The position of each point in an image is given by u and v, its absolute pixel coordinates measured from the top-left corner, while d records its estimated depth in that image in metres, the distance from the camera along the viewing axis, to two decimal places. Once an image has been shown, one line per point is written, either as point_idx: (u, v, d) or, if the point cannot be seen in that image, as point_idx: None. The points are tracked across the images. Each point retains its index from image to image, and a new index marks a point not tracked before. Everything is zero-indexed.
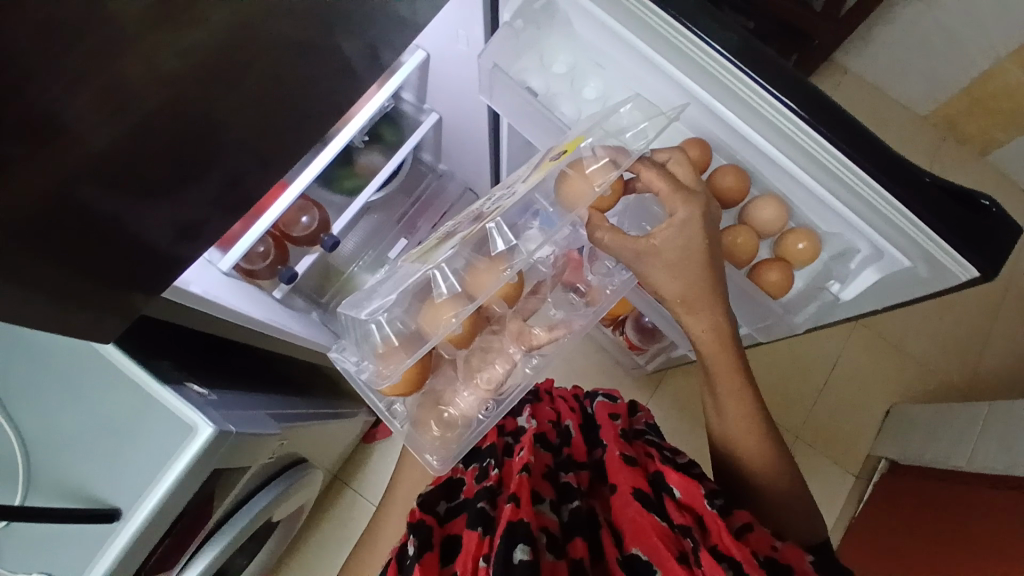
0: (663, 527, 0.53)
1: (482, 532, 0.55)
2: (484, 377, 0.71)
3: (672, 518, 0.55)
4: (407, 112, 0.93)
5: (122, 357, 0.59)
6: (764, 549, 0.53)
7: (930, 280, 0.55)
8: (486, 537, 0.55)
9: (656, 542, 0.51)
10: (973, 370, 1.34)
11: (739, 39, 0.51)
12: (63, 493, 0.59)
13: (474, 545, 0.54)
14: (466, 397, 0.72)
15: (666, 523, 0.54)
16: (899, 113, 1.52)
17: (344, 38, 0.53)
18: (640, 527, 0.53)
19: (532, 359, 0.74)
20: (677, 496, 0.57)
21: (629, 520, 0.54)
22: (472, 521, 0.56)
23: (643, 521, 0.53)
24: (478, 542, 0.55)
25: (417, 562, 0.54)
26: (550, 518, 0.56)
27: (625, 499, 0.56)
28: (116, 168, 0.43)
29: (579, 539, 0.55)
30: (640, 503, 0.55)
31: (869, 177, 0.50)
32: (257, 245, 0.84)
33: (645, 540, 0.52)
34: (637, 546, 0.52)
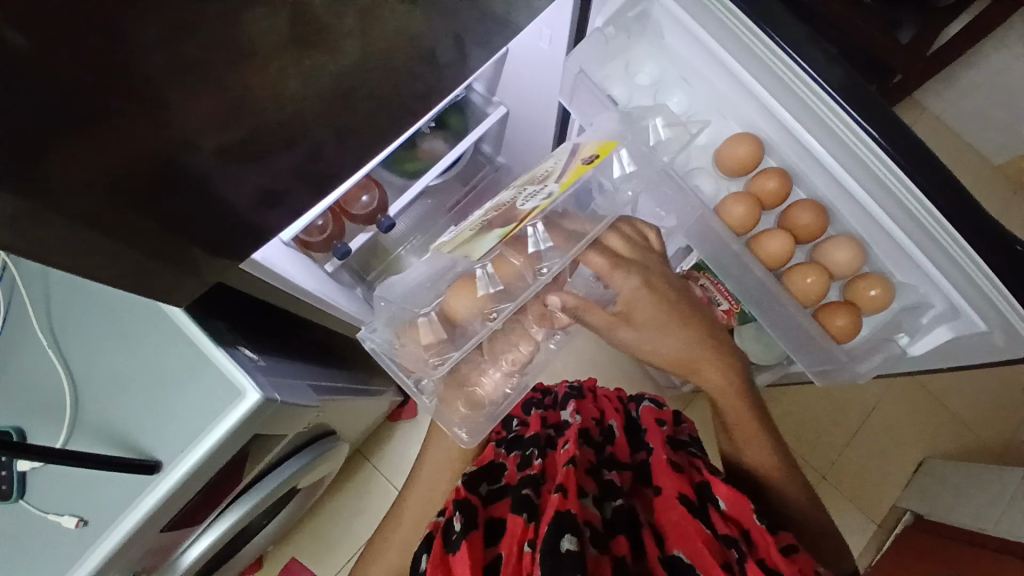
0: (708, 534, 0.53)
1: (527, 518, 0.55)
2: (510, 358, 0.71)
3: (717, 527, 0.54)
4: (475, 101, 0.92)
5: (182, 317, 0.61)
6: (809, 571, 0.52)
7: (1006, 348, 0.53)
8: (532, 523, 0.55)
9: (701, 546, 0.51)
10: (1014, 435, 1.30)
11: (843, 75, 0.50)
12: (107, 439, 0.60)
13: (519, 530, 0.54)
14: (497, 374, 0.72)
15: (711, 531, 0.53)
16: (970, 160, 1.47)
17: (437, 27, 0.52)
18: (684, 531, 0.53)
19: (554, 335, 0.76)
20: (722, 507, 0.56)
21: (671, 523, 0.54)
22: (516, 506, 0.56)
23: (687, 525, 0.53)
24: (524, 526, 0.54)
25: (464, 539, 0.54)
26: (592, 512, 0.56)
27: (670, 502, 0.55)
28: (209, 134, 0.43)
29: (623, 537, 0.54)
30: (686, 507, 0.55)
31: (964, 241, 0.49)
32: (317, 218, 0.85)
33: (689, 543, 0.52)
34: (679, 549, 0.52)
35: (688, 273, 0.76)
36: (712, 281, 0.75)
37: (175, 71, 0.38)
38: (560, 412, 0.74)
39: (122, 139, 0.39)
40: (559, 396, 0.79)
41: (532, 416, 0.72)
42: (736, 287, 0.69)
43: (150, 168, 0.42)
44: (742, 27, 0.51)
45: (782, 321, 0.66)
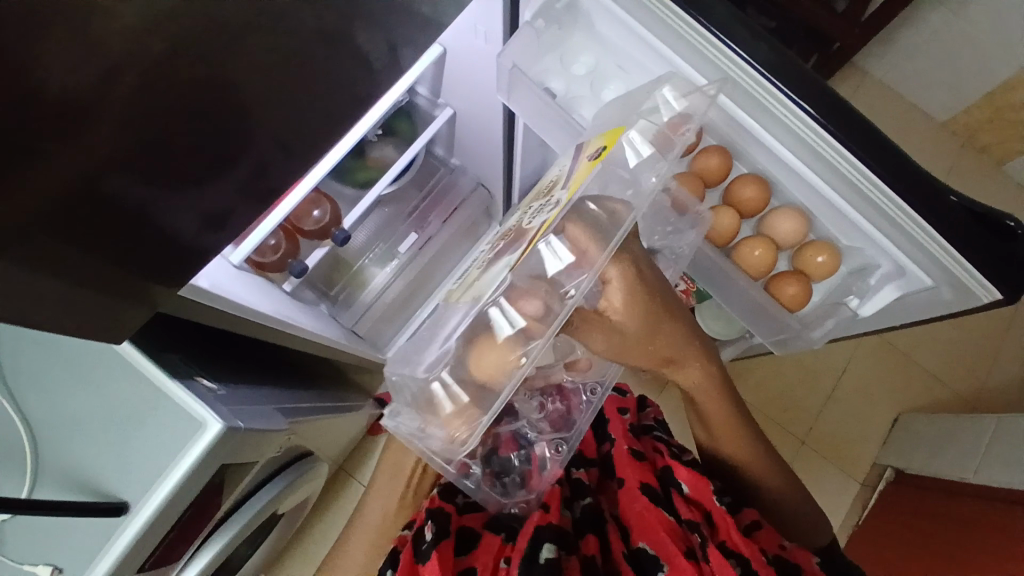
0: (670, 521, 0.53)
1: (505, 538, 0.58)
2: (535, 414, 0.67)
3: (680, 513, 0.54)
4: (421, 104, 0.92)
5: (134, 353, 0.59)
6: (770, 547, 0.54)
7: (953, 301, 0.54)
8: (509, 542, 0.57)
9: (663, 536, 0.51)
10: (984, 383, 1.33)
11: (769, 50, 0.50)
12: (69, 485, 0.59)
13: (496, 549, 0.56)
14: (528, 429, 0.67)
15: (673, 518, 0.53)
16: (918, 118, 1.51)
17: (361, 35, 0.51)
18: (647, 521, 0.52)
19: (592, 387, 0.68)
20: (684, 491, 0.56)
21: (635, 515, 0.53)
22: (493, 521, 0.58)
23: (650, 516, 0.52)
24: (501, 544, 0.57)
25: (434, 548, 0.53)
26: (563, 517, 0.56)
27: (632, 493, 0.55)
28: (129, 168, 0.42)
29: (592, 536, 0.54)
30: (648, 497, 0.54)
31: (899, 200, 0.49)
32: (268, 238, 0.84)
33: (652, 534, 0.51)
34: (643, 540, 0.52)
35: None
36: None
37: (87, 106, 0.36)
38: None
39: (40, 179, 0.37)
40: None
41: None
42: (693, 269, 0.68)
43: (76, 206, 0.41)
44: (663, 9, 0.52)
45: (737, 297, 0.67)
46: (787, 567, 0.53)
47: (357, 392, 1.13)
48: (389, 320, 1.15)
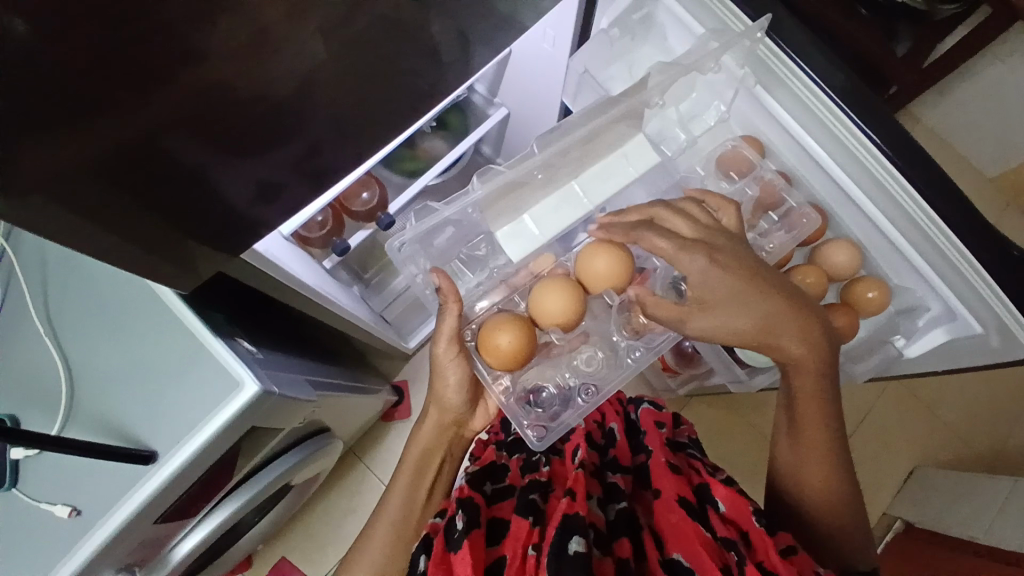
0: (707, 537, 0.53)
1: (533, 522, 0.55)
2: (582, 365, 0.76)
3: (716, 530, 0.54)
4: (477, 103, 0.94)
5: (181, 306, 0.61)
6: (808, 572, 0.53)
7: (1002, 350, 0.54)
8: (536, 528, 0.55)
9: (700, 550, 0.51)
10: (1004, 445, 1.31)
11: (846, 78, 0.50)
12: (102, 429, 0.60)
13: (524, 532, 0.54)
14: (569, 377, 0.76)
15: (709, 533, 0.53)
16: (965, 170, 1.50)
17: (440, 23, 0.52)
18: (684, 533, 0.53)
19: (635, 350, 0.75)
20: (721, 509, 0.57)
21: (670, 525, 0.54)
22: (522, 511, 0.56)
23: (686, 527, 0.53)
24: (530, 530, 0.54)
25: (466, 536, 0.53)
26: (597, 514, 0.56)
27: (669, 504, 0.56)
28: (207, 125, 0.43)
29: (626, 540, 0.54)
30: (684, 511, 0.55)
31: (962, 245, 0.49)
32: (317, 214, 0.86)
33: (687, 546, 0.52)
34: (677, 551, 0.52)
35: None
36: None
37: (185, 61, 0.38)
38: None
39: (129, 127, 0.39)
40: None
41: None
42: None
43: (156, 154, 0.42)
44: (748, 30, 0.52)
45: None
46: None
47: (377, 376, 1.14)
48: (414, 311, 1.16)
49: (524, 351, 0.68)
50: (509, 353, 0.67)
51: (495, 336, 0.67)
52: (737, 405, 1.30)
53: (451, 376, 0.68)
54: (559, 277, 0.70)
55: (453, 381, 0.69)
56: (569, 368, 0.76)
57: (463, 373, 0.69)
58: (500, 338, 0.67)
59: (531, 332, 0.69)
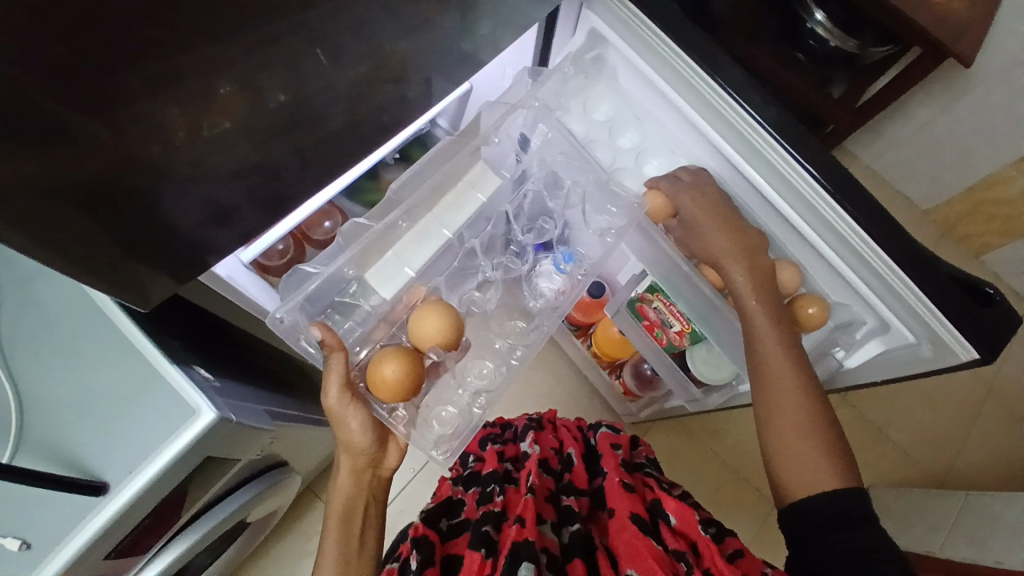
0: (658, 550, 0.53)
1: (485, 554, 0.55)
2: (474, 379, 0.76)
3: (667, 542, 0.55)
4: (439, 137, 0.96)
5: (138, 330, 0.60)
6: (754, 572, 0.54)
7: (932, 358, 0.57)
8: (489, 559, 0.54)
9: (651, 562, 0.51)
10: (950, 464, 1.37)
11: (779, 112, 0.55)
12: (49, 457, 0.58)
13: (477, 565, 0.54)
14: (462, 393, 0.76)
15: (661, 547, 0.54)
16: (902, 205, 1.59)
17: (405, 57, 0.55)
18: (636, 549, 0.53)
19: (515, 350, 0.78)
20: (672, 523, 0.58)
21: (624, 543, 0.54)
22: (472, 543, 0.56)
23: (638, 543, 0.53)
24: (481, 562, 0.54)
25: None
26: (550, 539, 0.57)
27: (622, 523, 0.56)
28: (174, 145, 0.44)
29: (578, 560, 0.54)
30: (637, 527, 0.55)
31: (889, 259, 0.53)
32: (277, 242, 0.85)
33: (640, 561, 0.51)
34: (631, 567, 0.52)
35: (642, 296, 0.76)
36: (665, 304, 0.76)
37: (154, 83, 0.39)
38: (518, 445, 0.76)
39: (91, 145, 0.39)
40: (520, 429, 0.80)
41: (488, 451, 0.74)
42: (687, 307, 0.71)
43: (120, 172, 0.42)
44: (686, 66, 0.56)
45: (727, 335, 0.69)
46: None
47: None
48: None
49: (411, 378, 0.67)
50: (397, 384, 0.66)
51: (381, 369, 0.66)
52: (697, 431, 1.33)
53: (353, 423, 0.68)
54: (436, 302, 0.71)
55: (356, 425, 0.68)
56: (463, 385, 0.76)
57: (363, 414, 0.68)
58: (386, 369, 0.66)
59: (415, 359, 0.69)
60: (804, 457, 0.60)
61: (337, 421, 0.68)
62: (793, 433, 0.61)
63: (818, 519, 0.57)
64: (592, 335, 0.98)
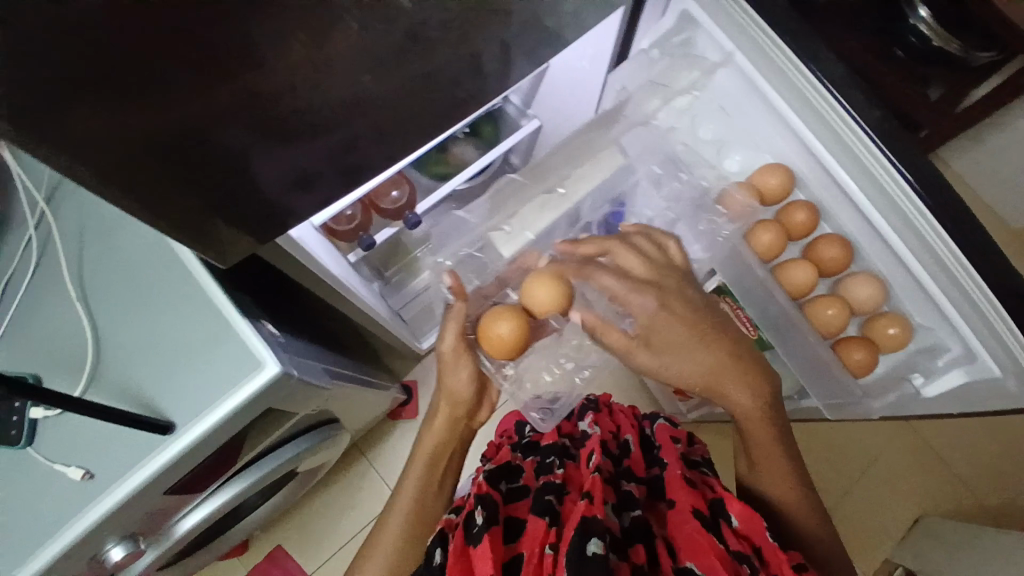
0: (721, 549, 0.51)
1: (550, 522, 0.53)
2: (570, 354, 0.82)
3: (731, 543, 0.53)
4: (510, 113, 0.95)
5: (211, 283, 0.63)
6: None
7: (1018, 397, 0.53)
8: (553, 527, 0.53)
9: (716, 561, 0.49)
10: (1014, 501, 1.29)
11: (881, 116, 0.52)
12: (121, 393, 0.62)
13: (541, 533, 0.52)
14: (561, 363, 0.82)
15: (724, 546, 0.52)
16: (992, 223, 1.49)
17: (488, 32, 0.54)
18: (699, 544, 0.51)
19: None
20: (733, 524, 0.55)
21: (686, 537, 0.53)
22: (539, 510, 0.54)
23: (701, 540, 0.51)
24: (546, 530, 0.52)
25: (485, 531, 0.53)
26: (613, 518, 0.54)
27: (685, 516, 0.54)
28: (261, 111, 0.45)
29: (640, 545, 0.52)
30: (700, 522, 0.53)
31: (985, 283, 0.49)
32: (347, 208, 0.87)
33: (702, 557, 0.50)
34: (692, 561, 0.50)
35: (709, 297, 0.75)
36: (733, 306, 0.72)
37: (248, 48, 0.39)
38: (575, 426, 0.74)
39: (185, 107, 0.40)
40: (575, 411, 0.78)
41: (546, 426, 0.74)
42: (759, 314, 0.70)
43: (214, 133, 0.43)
44: (785, 59, 0.53)
45: (799, 349, 0.67)
46: None
47: (387, 374, 1.14)
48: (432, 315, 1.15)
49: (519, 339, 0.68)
50: (509, 343, 0.69)
51: (496, 325, 0.69)
52: None
53: (465, 374, 0.69)
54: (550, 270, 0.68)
55: (464, 377, 0.69)
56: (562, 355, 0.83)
57: (472, 368, 0.70)
58: (501, 327, 0.68)
59: (528, 321, 0.70)
60: (806, 507, 0.62)
61: (447, 371, 0.70)
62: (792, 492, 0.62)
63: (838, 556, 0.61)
64: None
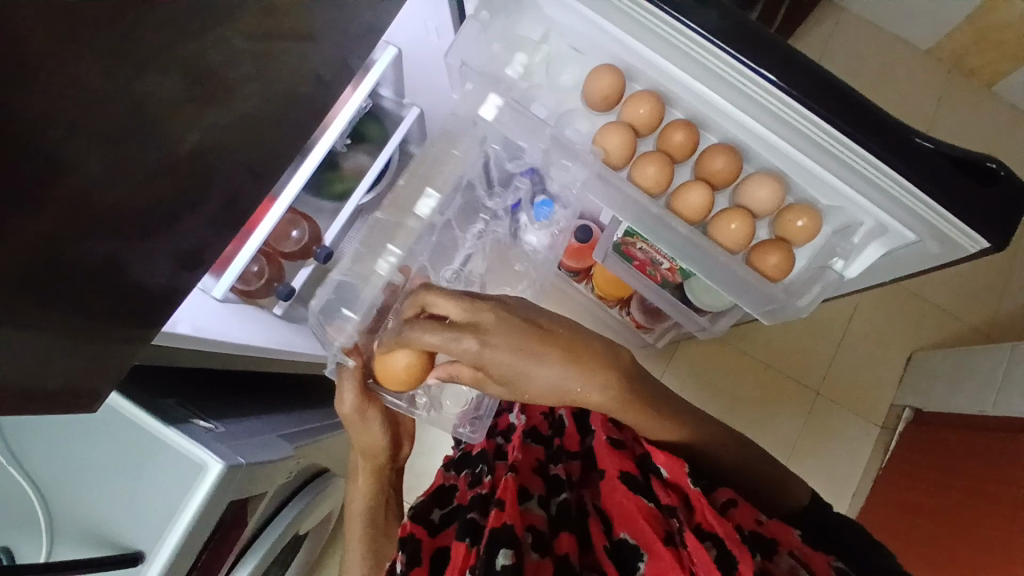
0: (648, 507, 0.51)
1: (471, 543, 0.51)
2: None
3: (659, 498, 0.52)
4: (388, 107, 0.90)
5: (127, 405, 0.59)
6: (751, 521, 0.51)
7: (941, 254, 0.52)
8: (474, 548, 0.51)
9: (643, 524, 0.49)
10: (994, 312, 1.30)
11: (722, 16, 0.47)
12: (87, 541, 0.60)
13: (462, 556, 0.50)
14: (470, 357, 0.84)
15: (652, 504, 0.51)
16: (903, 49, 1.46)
17: (286, 66, 0.49)
18: (627, 511, 0.51)
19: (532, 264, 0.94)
20: (663, 475, 0.54)
21: (616, 505, 0.52)
22: (459, 533, 0.52)
23: (628, 504, 0.51)
24: (466, 553, 0.50)
25: None
26: (536, 515, 0.53)
27: (612, 484, 0.54)
28: (67, 237, 0.40)
29: (566, 533, 0.51)
30: (627, 486, 0.53)
31: (869, 154, 0.47)
32: (250, 264, 0.81)
33: (633, 523, 0.50)
34: (625, 531, 0.50)
35: (625, 240, 0.72)
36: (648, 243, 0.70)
37: (20, 183, 0.36)
38: (508, 417, 0.75)
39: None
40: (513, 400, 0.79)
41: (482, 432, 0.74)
42: (667, 247, 0.66)
43: (33, 275, 0.40)
44: None
45: (718, 270, 0.64)
46: (766, 540, 0.49)
47: None
48: None
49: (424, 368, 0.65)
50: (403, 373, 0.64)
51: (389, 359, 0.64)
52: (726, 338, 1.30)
53: (377, 427, 0.70)
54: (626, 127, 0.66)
55: (377, 430, 0.70)
56: None
57: (382, 417, 0.70)
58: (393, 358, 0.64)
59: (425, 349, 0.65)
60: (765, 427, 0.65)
61: (359, 429, 0.70)
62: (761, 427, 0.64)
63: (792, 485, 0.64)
64: (592, 277, 0.95)
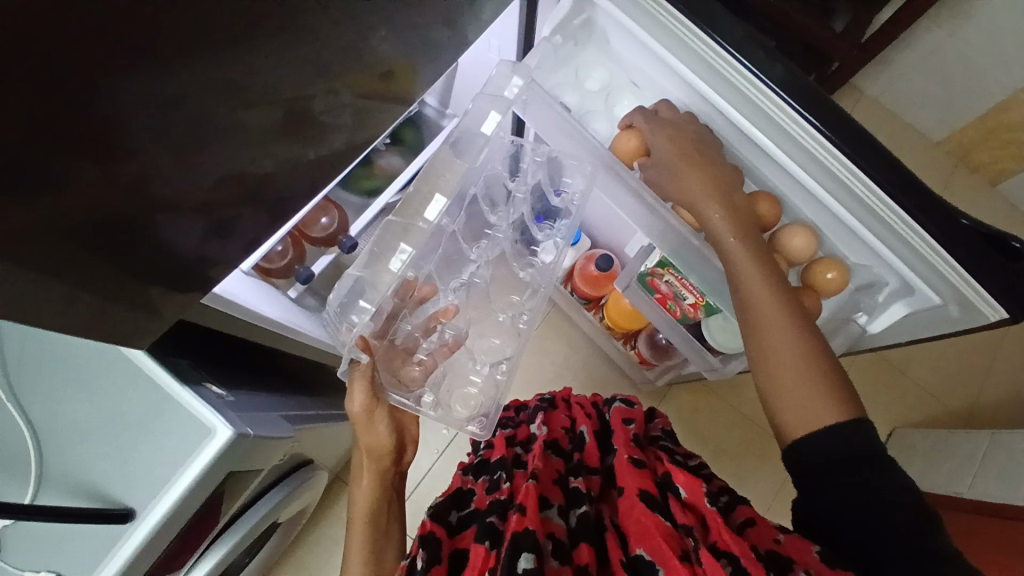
0: (666, 526, 0.51)
1: (490, 546, 0.53)
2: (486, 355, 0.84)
3: (676, 518, 0.53)
4: (429, 115, 0.94)
5: (144, 359, 0.59)
6: (769, 539, 0.54)
7: (961, 319, 0.56)
8: (492, 552, 0.53)
9: (660, 541, 0.50)
10: (973, 398, 1.35)
11: (786, 70, 0.51)
12: (75, 493, 0.58)
13: (481, 558, 0.53)
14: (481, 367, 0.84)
15: (670, 523, 0.52)
16: (913, 137, 1.53)
17: (377, 46, 0.51)
18: (645, 528, 0.51)
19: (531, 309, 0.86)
20: (682, 496, 0.55)
21: (634, 522, 0.53)
22: (479, 535, 0.55)
23: (646, 521, 0.52)
24: (485, 556, 0.53)
25: None
26: (556, 525, 0.55)
27: (630, 501, 0.54)
28: (158, 184, 0.41)
29: (585, 545, 0.53)
30: (646, 503, 0.53)
31: (908, 217, 0.50)
32: (275, 244, 0.82)
33: (648, 540, 0.50)
34: (640, 547, 0.51)
35: (653, 270, 0.75)
36: (677, 277, 0.75)
37: (139, 119, 0.36)
38: (529, 427, 0.74)
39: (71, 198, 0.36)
40: (531, 410, 0.79)
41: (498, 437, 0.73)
42: (699, 280, 0.70)
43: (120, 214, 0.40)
44: (683, 28, 0.53)
45: None
46: (782, 562, 0.51)
47: None
48: None
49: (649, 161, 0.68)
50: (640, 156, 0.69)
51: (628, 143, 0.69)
52: (717, 389, 1.32)
53: (383, 427, 0.71)
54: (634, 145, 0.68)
55: (380, 428, 0.71)
56: (476, 361, 0.84)
57: (387, 418, 0.71)
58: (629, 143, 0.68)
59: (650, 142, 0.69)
60: (797, 398, 0.56)
61: (362, 428, 0.70)
62: (789, 385, 0.56)
63: (818, 464, 0.54)
64: (604, 307, 0.98)
